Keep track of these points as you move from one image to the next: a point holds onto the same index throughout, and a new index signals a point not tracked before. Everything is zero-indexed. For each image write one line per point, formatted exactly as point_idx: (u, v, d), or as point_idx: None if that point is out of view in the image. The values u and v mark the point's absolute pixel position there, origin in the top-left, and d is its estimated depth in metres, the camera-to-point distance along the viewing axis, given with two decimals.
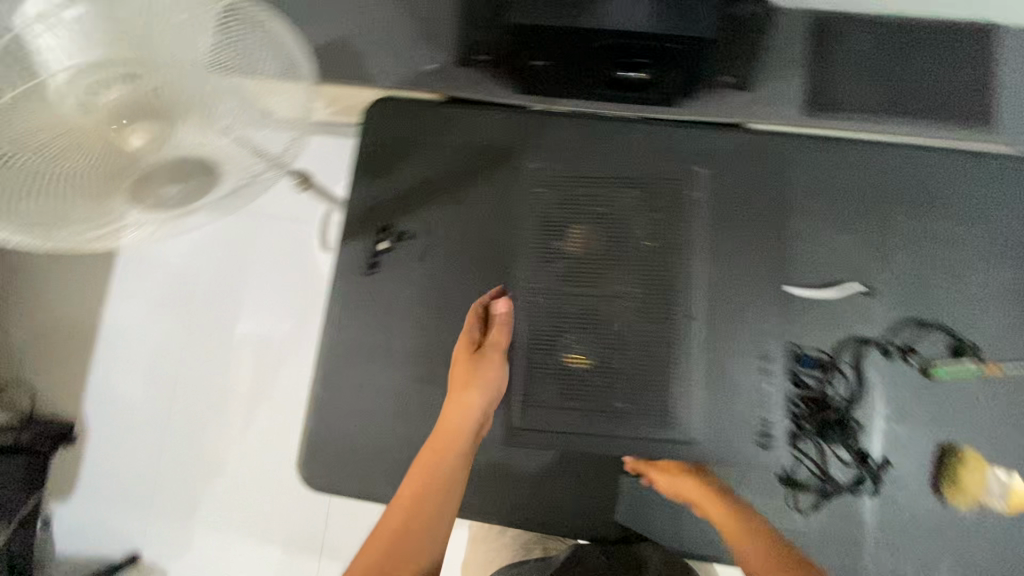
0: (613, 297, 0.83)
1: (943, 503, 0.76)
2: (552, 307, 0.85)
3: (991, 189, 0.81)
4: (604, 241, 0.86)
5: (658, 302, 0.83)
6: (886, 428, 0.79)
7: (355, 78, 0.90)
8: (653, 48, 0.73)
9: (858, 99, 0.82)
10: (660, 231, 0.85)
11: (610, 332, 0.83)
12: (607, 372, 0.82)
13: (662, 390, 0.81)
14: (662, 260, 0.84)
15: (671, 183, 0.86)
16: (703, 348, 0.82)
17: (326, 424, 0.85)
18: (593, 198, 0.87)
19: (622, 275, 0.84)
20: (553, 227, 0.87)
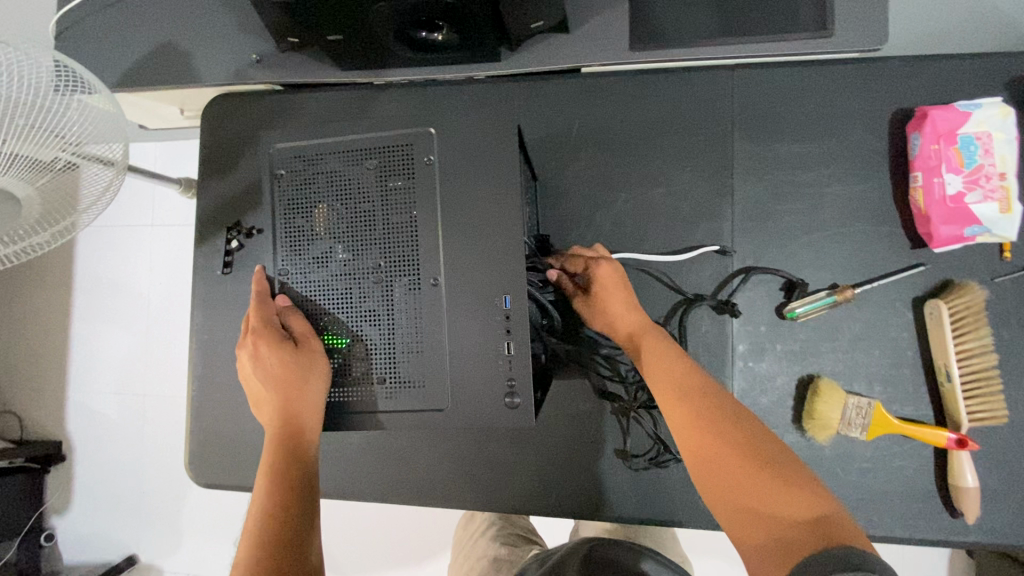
0: (364, 275, 0.54)
1: (807, 438, 0.73)
2: (306, 303, 0.55)
3: (834, 100, 0.76)
4: (348, 210, 0.55)
5: (415, 299, 0.53)
6: (743, 367, 0.75)
7: (184, 78, 0.89)
8: (432, 6, 0.68)
9: (679, 28, 0.77)
10: (397, 200, 0.54)
11: (382, 320, 0.54)
12: (353, 387, 0.54)
13: (438, 374, 0.53)
14: (405, 211, 0.54)
15: (396, 146, 0.54)
16: (449, 319, 0.53)
17: (209, 425, 0.88)
18: (320, 168, 0.56)
19: (373, 243, 0.54)
20: (290, 206, 0.56)
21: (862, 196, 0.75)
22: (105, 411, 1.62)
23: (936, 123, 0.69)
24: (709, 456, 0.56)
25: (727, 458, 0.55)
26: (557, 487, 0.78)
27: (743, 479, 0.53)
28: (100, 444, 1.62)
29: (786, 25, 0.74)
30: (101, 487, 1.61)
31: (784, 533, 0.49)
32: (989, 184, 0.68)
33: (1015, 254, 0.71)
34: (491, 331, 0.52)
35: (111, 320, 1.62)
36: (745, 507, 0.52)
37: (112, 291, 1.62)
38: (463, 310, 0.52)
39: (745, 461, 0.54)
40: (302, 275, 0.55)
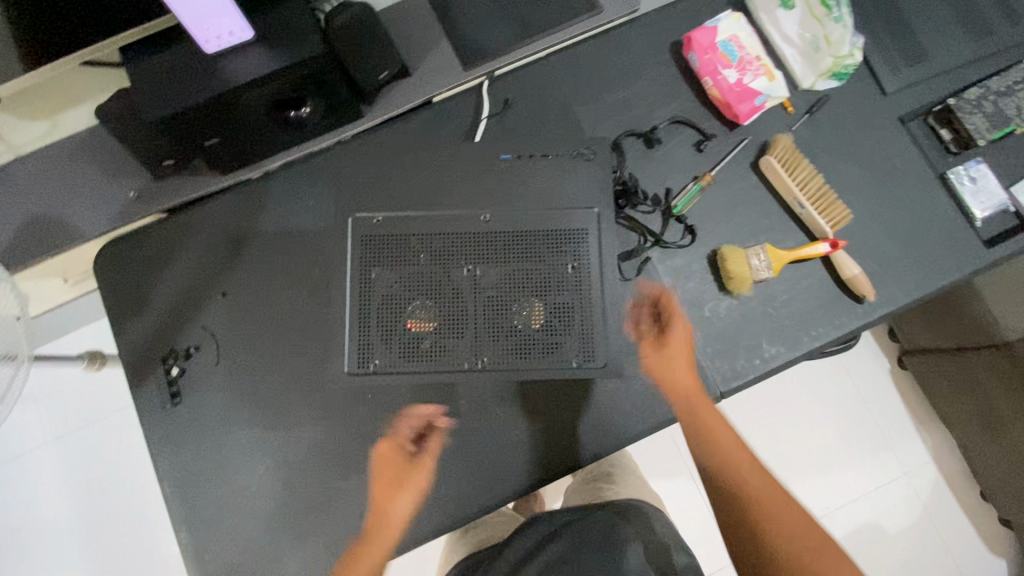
0: (474, 295, 0.81)
1: (736, 298, 0.87)
2: (498, 342, 0.81)
3: (627, 51, 0.96)
4: (420, 291, 0.81)
5: (492, 251, 0.83)
6: (666, 268, 0.88)
7: (63, 239, 0.88)
8: (292, 82, 0.77)
9: (493, 40, 0.94)
10: (412, 255, 0.82)
11: (504, 292, 0.81)
12: (560, 319, 0.81)
13: (550, 249, 0.83)
14: (420, 247, 0.83)
15: (367, 236, 0.83)
16: (506, 224, 0.83)
17: (215, 561, 0.82)
18: (382, 308, 0.81)
19: (446, 270, 0.82)
20: (411, 349, 0.80)
21: (680, 108, 0.94)
22: None
23: (700, 40, 0.92)
24: (790, 517, 0.67)
25: (815, 553, 0.64)
26: (569, 436, 0.84)
27: (797, 518, 0.67)
28: None
29: (568, 12, 0.94)
30: None
31: None
32: (754, 67, 0.91)
33: (796, 107, 0.94)
34: (552, 262, 0.82)
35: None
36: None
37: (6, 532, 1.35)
38: (511, 215, 0.83)
39: (821, 549, 0.65)
40: (468, 348, 0.80)
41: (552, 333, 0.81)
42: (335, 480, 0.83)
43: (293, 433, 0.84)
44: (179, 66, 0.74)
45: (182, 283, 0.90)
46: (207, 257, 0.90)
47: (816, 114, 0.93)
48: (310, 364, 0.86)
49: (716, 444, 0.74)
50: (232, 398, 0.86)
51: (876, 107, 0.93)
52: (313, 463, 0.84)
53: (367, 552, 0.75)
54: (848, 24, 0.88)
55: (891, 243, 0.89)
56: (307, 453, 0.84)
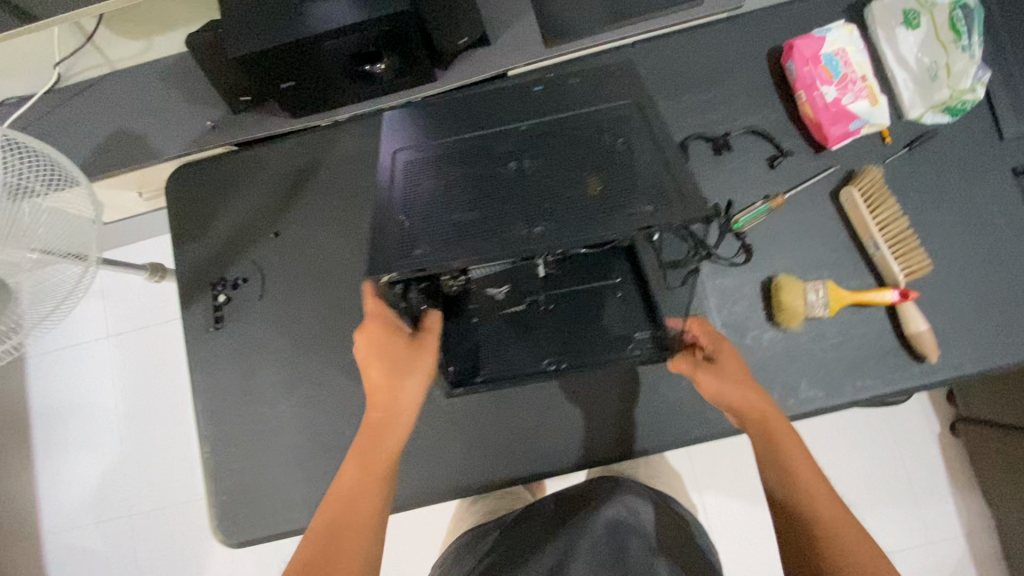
0: (529, 175, 0.61)
1: (782, 331, 0.82)
2: (574, 217, 0.57)
3: (720, 51, 0.90)
4: (454, 188, 0.61)
5: (531, 131, 0.64)
6: (715, 286, 0.85)
7: (143, 155, 0.94)
8: (372, 37, 0.77)
9: (582, 19, 0.90)
10: (447, 162, 0.64)
11: (561, 164, 0.61)
12: (634, 172, 0.59)
13: (593, 112, 0.64)
14: (452, 153, 0.65)
15: (398, 159, 0.66)
16: (545, 108, 0.66)
17: (230, 481, 0.87)
18: (417, 213, 0.60)
19: (483, 161, 0.63)
20: (458, 240, 0.58)
21: (765, 120, 0.88)
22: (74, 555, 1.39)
23: (803, 50, 0.84)
24: (834, 522, 0.58)
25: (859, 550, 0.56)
26: (581, 434, 0.83)
27: (843, 526, 0.58)
28: None
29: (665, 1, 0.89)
30: None
31: None
32: (856, 87, 0.83)
33: (894, 138, 0.86)
34: (596, 117, 0.64)
35: (59, 448, 1.44)
36: None
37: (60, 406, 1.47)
38: (541, 104, 0.67)
39: (870, 547, 0.56)
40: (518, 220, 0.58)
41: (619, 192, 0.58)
42: (349, 429, 0.86)
43: (319, 375, 0.88)
44: (268, 5, 0.75)
45: (243, 216, 0.93)
46: (269, 191, 0.93)
47: (916, 150, 0.85)
48: (345, 315, 0.89)
49: (775, 437, 0.66)
50: (269, 333, 0.90)
51: (988, 152, 0.84)
52: (332, 409, 0.87)
53: (370, 466, 0.66)
54: (976, 55, 0.79)
55: (972, 304, 0.81)
56: (328, 398, 0.88)
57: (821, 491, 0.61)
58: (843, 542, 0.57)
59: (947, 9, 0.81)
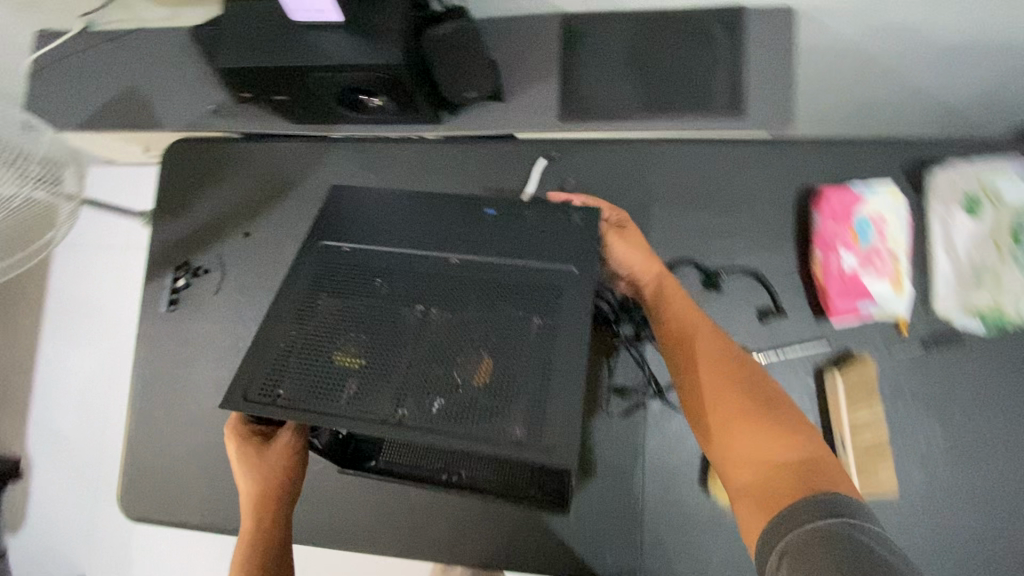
0: (421, 333, 0.53)
1: (711, 500, 0.75)
2: (437, 411, 0.49)
3: (746, 175, 0.80)
4: (348, 316, 0.55)
5: (458, 276, 0.57)
6: (656, 429, 0.78)
7: (145, 121, 0.94)
8: (364, 79, 0.72)
9: (607, 101, 0.82)
10: (359, 281, 0.57)
11: (464, 329, 0.53)
12: (514, 383, 0.50)
13: (531, 275, 0.56)
14: (368, 271, 0.58)
15: (314, 258, 0.59)
16: (488, 244, 0.59)
17: (143, 458, 0.90)
18: (302, 333, 0.54)
19: (396, 290, 0.56)
20: (320, 390, 0.51)
21: (770, 266, 0.78)
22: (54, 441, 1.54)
23: (833, 204, 0.74)
24: (741, 420, 0.57)
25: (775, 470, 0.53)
26: (471, 533, 0.79)
27: (738, 399, 0.58)
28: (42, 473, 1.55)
29: (701, 106, 0.80)
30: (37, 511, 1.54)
31: (790, 483, 0.51)
32: (882, 262, 0.72)
33: (910, 330, 0.75)
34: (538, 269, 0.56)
35: (61, 341, 1.57)
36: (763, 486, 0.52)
37: (62, 305, 1.57)
38: (483, 236, 0.60)
39: (780, 437, 0.55)
40: (387, 388, 0.51)
41: (499, 396, 0.49)
42: None
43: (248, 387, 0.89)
44: (268, 23, 0.72)
45: (222, 206, 0.93)
46: (253, 190, 0.92)
47: (930, 352, 0.74)
48: None
49: (689, 343, 0.63)
50: (214, 330, 0.90)
51: (1011, 378, 0.73)
52: None
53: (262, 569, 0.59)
54: None
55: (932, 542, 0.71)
56: None
57: (745, 391, 0.59)
58: (740, 435, 0.56)
59: (1016, 209, 0.68)
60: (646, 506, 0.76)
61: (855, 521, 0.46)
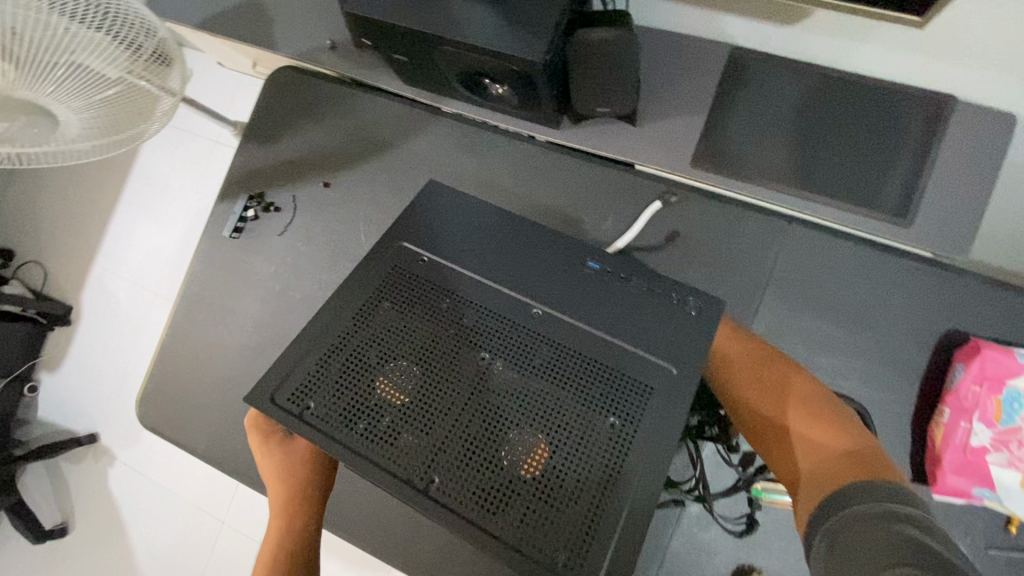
0: (476, 388, 0.47)
1: None
2: (468, 485, 0.45)
3: (886, 292, 0.68)
4: (405, 341, 0.49)
5: (534, 336, 0.49)
6: (688, 533, 0.70)
7: (261, 39, 0.89)
8: (496, 66, 0.64)
9: (750, 160, 0.71)
10: (429, 302, 0.51)
11: (522, 400, 0.47)
12: (562, 486, 0.44)
13: (615, 364, 0.48)
14: (441, 295, 0.51)
15: (388, 260, 0.53)
16: (578, 305, 0.51)
17: (170, 375, 0.89)
18: (352, 344, 0.49)
19: (462, 325, 0.50)
20: (353, 415, 0.47)
21: (879, 405, 0.67)
22: (109, 308, 1.61)
23: (986, 364, 0.61)
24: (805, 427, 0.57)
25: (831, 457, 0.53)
26: (457, 568, 0.74)
27: (805, 415, 0.58)
28: (87, 332, 1.63)
29: (861, 199, 0.68)
30: (76, 365, 1.62)
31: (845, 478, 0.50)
32: (1020, 450, 0.60)
33: (1020, 532, 0.63)
34: (626, 357, 0.48)
35: (134, 216, 1.61)
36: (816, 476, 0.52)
37: (143, 182, 1.61)
38: (575, 292, 0.52)
39: (838, 448, 0.54)
40: (423, 441, 0.46)
41: (541, 496, 0.44)
42: None
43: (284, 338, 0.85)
44: None
45: (310, 149, 0.88)
46: (345, 142, 0.87)
47: None
48: None
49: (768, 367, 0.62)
50: (269, 272, 0.87)
51: None
52: None
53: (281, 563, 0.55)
54: None
55: None
56: None
57: (813, 410, 0.58)
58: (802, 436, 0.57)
59: None
60: None
61: (909, 501, 0.45)
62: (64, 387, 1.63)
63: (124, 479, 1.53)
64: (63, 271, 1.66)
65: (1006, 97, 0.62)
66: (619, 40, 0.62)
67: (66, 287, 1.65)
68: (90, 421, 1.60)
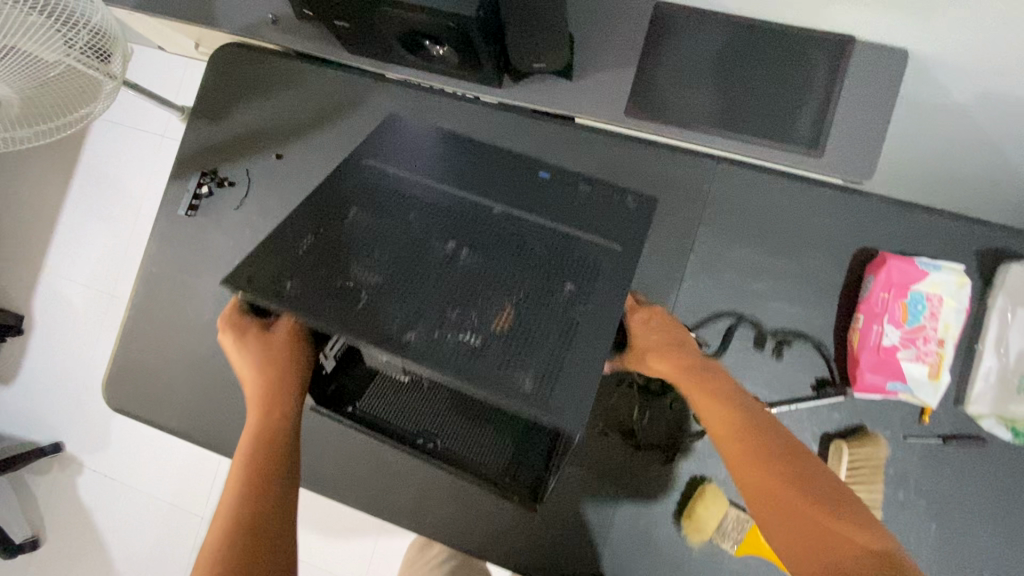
0: (443, 267, 0.52)
1: (681, 537, 0.73)
2: (441, 341, 0.48)
3: (806, 218, 0.75)
4: (373, 236, 0.54)
5: (493, 228, 0.55)
6: (645, 453, 0.76)
7: (202, 16, 0.90)
8: (434, 24, 0.68)
9: (678, 106, 0.77)
10: (394, 207, 0.56)
11: (486, 276, 0.52)
12: (530, 338, 0.49)
13: (565, 247, 0.55)
14: (405, 202, 0.56)
15: (353, 175, 0.58)
16: (529, 206, 0.58)
17: (135, 357, 0.89)
18: (326, 238, 0.53)
19: (427, 224, 0.55)
20: (328, 294, 0.50)
21: (806, 320, 0.74)
22: (64, 312, 1.58)
23: (891, 273, 0.69)
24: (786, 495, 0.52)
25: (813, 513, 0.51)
26: (434, 510, 0.78)
27: (794, 493, 0.52)
28: (42, 338, 1.59)
29: (778, 135, 0.74)
30: (34, 372, 1.58)
31: (850, 562, 0.48)
32: (924, 346, 0.68)
33: (932, 421, 0.71)
34: (575, 240, 0.55)
35: (84, 216, 1.58)
36: (807, 550, 0.50)
37: (92, 181, 1.58)
38: (525, 198, 0.59)
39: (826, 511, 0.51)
40: (401, 307, 0.49)
41: (511, 345, 0.48)
42: None
43: None
44: None
45: (261, 122, 0.90)
46: (294, 113, 0.89)
47: (948, 447, 0.70)
48: None
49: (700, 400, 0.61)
50: (228, 246, 0.88)
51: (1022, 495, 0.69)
52: None
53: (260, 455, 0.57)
54: None
55: None
56: None
57: (785, 468, 0.54)
58: (792, 504, 0.52)
59: None
60: (615, 526, 0.75)
61: None
62: (23, 396, 1.58)
63: (95, 483, 1.51)
64: (12, 278, 1.61)
65: (896, 34, 0.69)
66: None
67: (16, 294, 1.60)
68: (54, 428, 1.56)
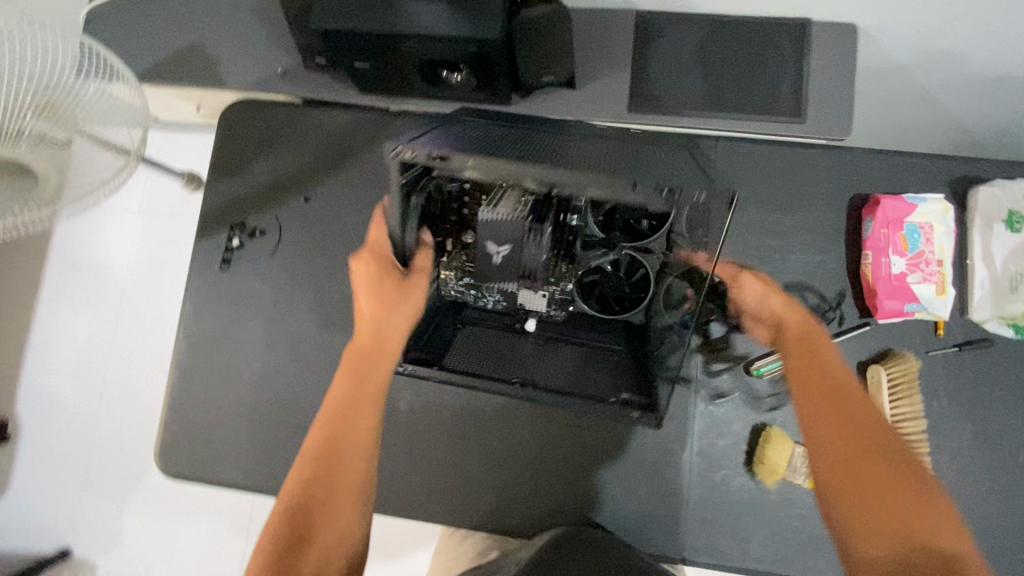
0: (553, 144, 0.69)
1: (754, 480, 0.80)
2: (569, 168, 0.58)
3: (802, 178, 0.85)
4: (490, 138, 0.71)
5: (578, 133, 0.79)
6: (705, 411, 0.82)
7: (209, 79, 0.93)
8: (456, 52, 0.74)
9: (675, 97, 0.86)
10: (505, 132, 0.78)
11: (589, 146, 0.70)
12: (639, 164, 0.63)
13: (633, 140, 0.78)
14: (511, 129, 0.79)
15: (459, 119, 0.81)
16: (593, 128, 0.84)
17: (187, 420, 0.89)
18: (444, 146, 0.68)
19: (535, 134, 0.76)
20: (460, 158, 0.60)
21: (820, 266, 0.83)
22: (50, 407, 1.44)
23: (887, 210, 0.79)
24: (852, 453, 0.56)
25: (877, 477, 0.54)
26: (520, 503, 0.83)
27: (865, 457, 0.55)
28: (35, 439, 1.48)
29: (766, 109, 0.84)
30: (21, 479, 1.43)
31: (902, 537, 0.51)
32: (929, 269, 0.77)
33: (945, 333, 0.80)
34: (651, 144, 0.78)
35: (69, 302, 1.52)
36: (859, 507, 0.53)
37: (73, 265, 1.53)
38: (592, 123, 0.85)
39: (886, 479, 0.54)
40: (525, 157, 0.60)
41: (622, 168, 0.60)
42: (307, 412, 0.87)
43: (300, 351, 0.88)
44: None
45: (282, 171, 0.93)
46: (313, 157, 0.93)
47: (964, 353, 0.79)
48: (344, 302, 0.89)
49: (810, 345, 0.67)
50: (269, 293, 0.90)
51: None
52: (300, 386, 0.88)
53: (351, 415, 0.66)
54: None
55: None
56: (302, 376, 0.88)
57: (860, 432, 0.57)
58: (854, 463, 0.55)
59: None
60: (691, 483, 0.81)
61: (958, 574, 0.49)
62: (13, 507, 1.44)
63: None
64: None
65: (849, 11, 0.80)
66: (553, 16, 0.73)
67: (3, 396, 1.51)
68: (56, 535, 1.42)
